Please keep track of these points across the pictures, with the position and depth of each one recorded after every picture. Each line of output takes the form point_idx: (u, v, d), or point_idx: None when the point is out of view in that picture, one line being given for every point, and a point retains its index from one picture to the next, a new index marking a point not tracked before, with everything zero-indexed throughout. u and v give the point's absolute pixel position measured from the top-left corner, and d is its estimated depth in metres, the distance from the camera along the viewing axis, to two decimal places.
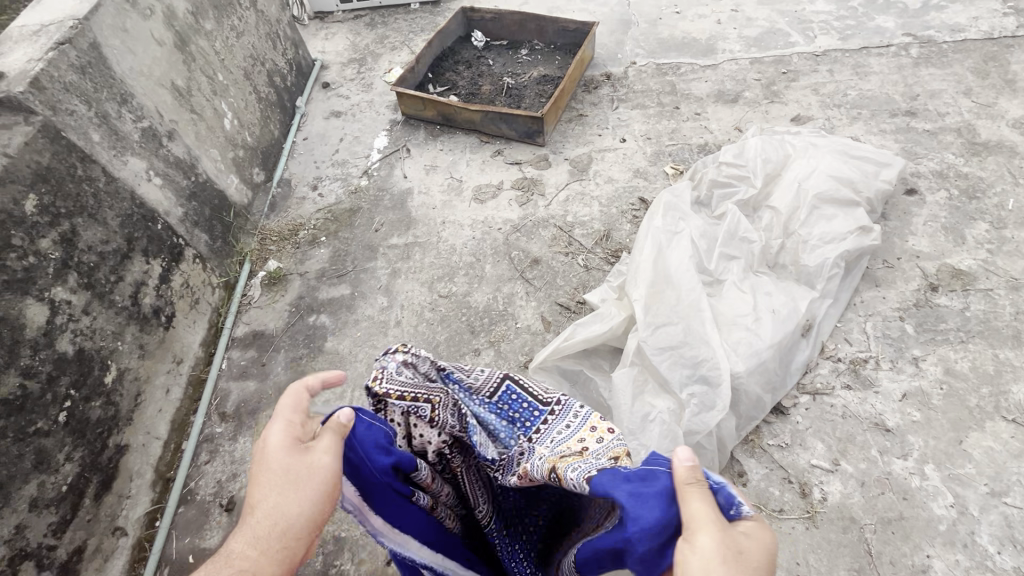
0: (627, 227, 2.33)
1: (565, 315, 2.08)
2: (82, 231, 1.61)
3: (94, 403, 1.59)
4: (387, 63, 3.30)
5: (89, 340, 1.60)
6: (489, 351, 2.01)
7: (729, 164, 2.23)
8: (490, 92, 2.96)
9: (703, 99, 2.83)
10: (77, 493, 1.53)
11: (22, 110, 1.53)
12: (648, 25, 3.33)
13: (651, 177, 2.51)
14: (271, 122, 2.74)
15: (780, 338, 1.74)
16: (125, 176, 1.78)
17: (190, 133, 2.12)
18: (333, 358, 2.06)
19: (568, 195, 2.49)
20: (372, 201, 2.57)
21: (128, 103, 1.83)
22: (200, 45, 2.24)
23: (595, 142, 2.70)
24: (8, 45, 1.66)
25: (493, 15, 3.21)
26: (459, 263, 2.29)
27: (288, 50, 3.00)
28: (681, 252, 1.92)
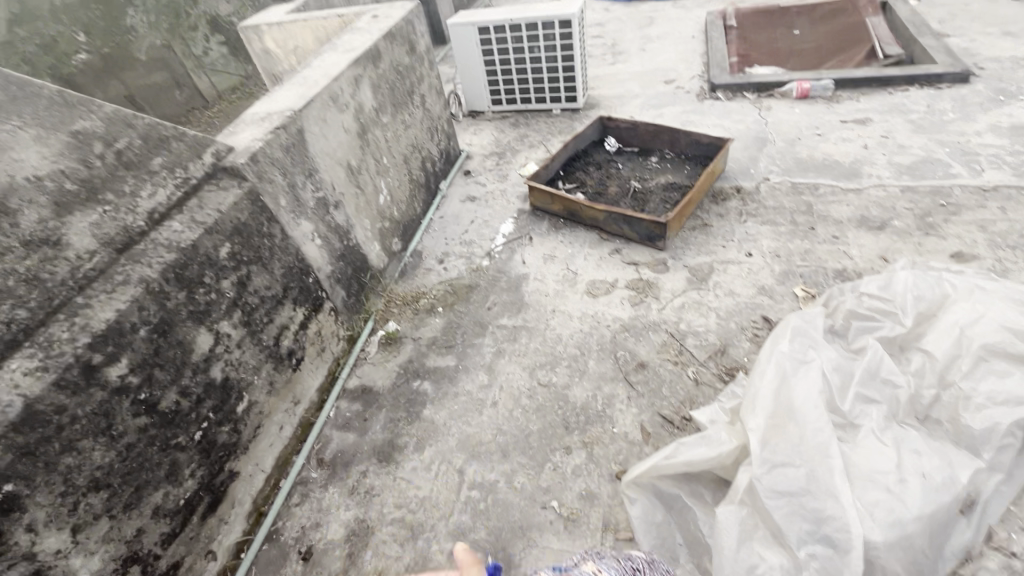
0: (746, 345, 2.20)
1: (667, 429, 1.96)
2: (254, 276, 1.89)
3: (223, 427, 1.78)
4: (524, 158, 3.62)
5: (234, 371, 1.82)
6: (581, 452, 1.94)
7: (873, 296, 2.05)
8: (616, 193, 3.09)
9: (843, 223, 2.68)
10: (189, 509, 1.67)
11: (238, 176, 1.86)
12: (785, 145, 3.31)
13: (777, 296, 2.38)
14: (416, 200, 3.10)
15: (932, 510, 1.46)
16: (296, 235, 2.09)
17: (352, 204, 2.46)
18: (428, 426, 2.11)
19: (684, 302, 2.43)
20: (490, 281, 2.73)
21: (312, 177, 2.19)
22: (375, 134, 2.65)
23: (718, 253, 2.65)
24: (241, 126, 2.10)
25: (628, 125, 3.42)
26: (563, 354, 2.29)
27: (442, 141, 3.42)
28: (810, 383, 1.74)
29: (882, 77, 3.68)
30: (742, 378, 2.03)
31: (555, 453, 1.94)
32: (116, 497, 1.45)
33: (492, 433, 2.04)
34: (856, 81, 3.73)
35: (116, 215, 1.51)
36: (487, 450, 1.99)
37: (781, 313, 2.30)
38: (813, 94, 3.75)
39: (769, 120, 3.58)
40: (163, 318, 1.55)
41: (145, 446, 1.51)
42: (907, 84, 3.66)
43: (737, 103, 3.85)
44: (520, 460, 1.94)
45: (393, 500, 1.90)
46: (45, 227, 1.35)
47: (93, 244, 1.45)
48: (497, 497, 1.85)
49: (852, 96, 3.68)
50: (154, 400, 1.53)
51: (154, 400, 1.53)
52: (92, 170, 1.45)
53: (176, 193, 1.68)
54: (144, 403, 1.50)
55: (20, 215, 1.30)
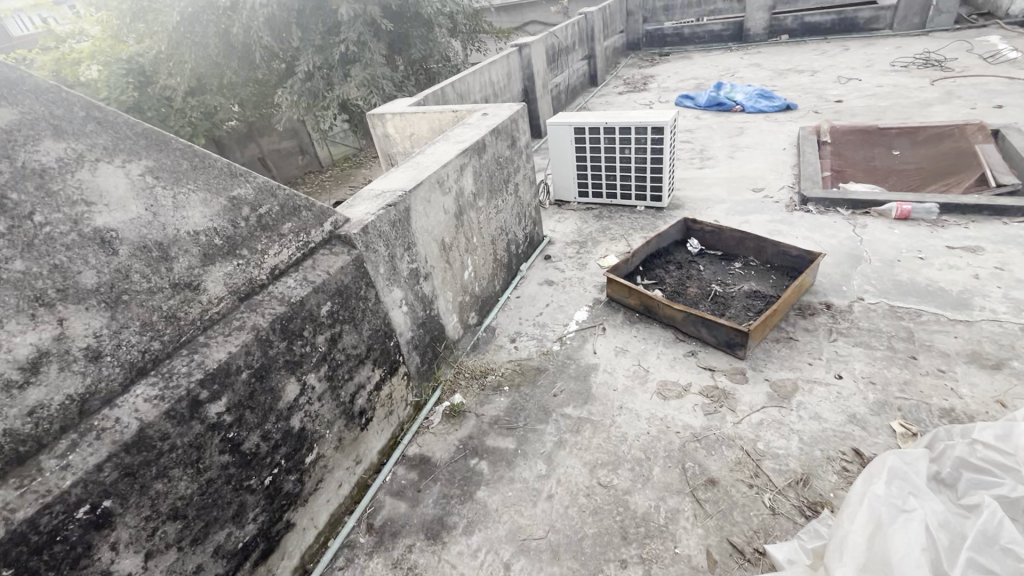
0: (833, 478, 2.00)
1: (736, 560, 1.78)
2: (344, 335, 2.03)
3: (290, 476, 1.84)
4: (604, 249, 3.72)
5: (311, 423, 1.92)
6: (637, 568, 1.80)
7: (990, 446, 1.81)
8: (696, 294, 3.06)
9: (950, 356, 2.46)
10: (244, 554, 1.71)
11: (348, 244, 2.06)
12: (882, 265, 3.17)
13: (871, 428, 2.17)
14: (496, 278, 3.24)
15: None
16: (387, 301, 2.25)
17: (439, 277, 2.62)
18: (480, 509, 2.06)
19: (762, 418, 2.29)
20: (559, 366, 2.73)
21: (410, 250, 2.38)
22: (470, 216, 2.87)
23: (804, 371, 2.50)
24: (358, 200, 2.36)
25: (713, 228, 3.44)
26: (627, 455, 2.20)
27: (528, 226, 3.62)
28: (911, 538, 1.53)
29: (996, 206, 3.48)
30: (827, 518, 1.83)
31: (609, 565, 1.82)
32: (187, 529, 1.52)
33: (545, 529, 1.96)
34: (964, 207, 3.55)
35: (246, 268, 1.71)
36: (537, 547, 1.90)
37: (875, 447, 2.09)
38: (915, 216, 3.61)
39: (864, 238, 3.46)
40: (263, 364, 1.70)
41: (222, 484, 1.60)
42: None
43: (829, 217, 3.78)
44: (571, 565, 1.83)
45: None
46: (191, 272, 1.55)
47: (223, 291, 1.64)
48: None
49: (960, 222, 3.50)
50: (239, 440, 1.64)
51: (239, 440, 1.64)
52: (237, 229, 1.68)
53: (296, 254, 1.90)
54: (230, 442, 1.61)
55: (175, 260, 1.51)
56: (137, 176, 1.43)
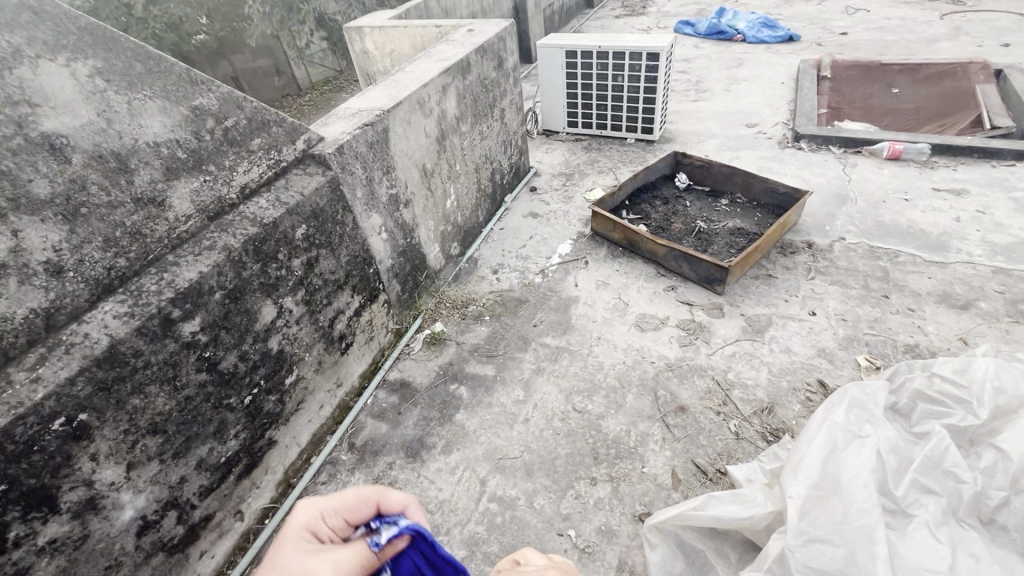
0: (796, 406, 2.09)
1: (698, 479, 1.89)
2: (321, 260, 2.00)
3: (270, 396, 1.87)
4: (591, 183, 3.64)
5: (290, 346, 1.92)
6: (606, 485, 1.90)
7: (946, 378, 1.90)
8: (680, 230, 3.05)
9: (921, 296, 2.52)
10: (228, 467, 1.76)
11: (323, 165, 1.98)
12: (867, 205, 3.16)
13: (837, 361, 2.26)
14: (480, 209, 3.18)
15: None
16: (366, 227, 2.20)
17: (420, 205, 2.56)
18: (458, 431, 2.13)
19: (735, 350, 2.35)
20: (540, 298, 2.75)
21: (389, 174, 2.30)
22: (453, 141, 2.76)
23: (779, 307, 2.55)
24: (334, 119, 2.24)
25: (702, 163, 3.38)
26: (602, 382, 2.27)
27: (514, 155, 3.50)
28: (862, 460, 1.63)
29: (987, 149, 3.44)
30: (786, 442, 1.93)
31: (579, 482, 1.92)
32: (168, 443, 1.55)
33: (520, 450, 2.04)
34: (956, 148, 3.51)
35: (213, 186, 1.64)
36: (511, 466, 1.99)
37: (839, 379, 2.18)
38: (905, 156, 3.56)
39: (853, 177, 3.43)
40: (237, 285, 1.67)
41: (201, 401, 1.62)
42: (1014, 159, 3.41)
43: (820, 156, 3.72)
44: (543, 482, 1.93)
45: (414, 497, 1.93)
46: (155, 187, 1.48)
47: (190, 209, 1.58)
48: (515, 514, 1.85)
49: (949, 164, 3.47)
50: (216, 359, 1.64)
51: (215, 360, 1.64)
52: (201, 142, 1.59)
53: (267, 173, 1.82)
54: (207, 361, 1.61)
55: (136, 173, 1.43)
56: (85, 78, 1.32)
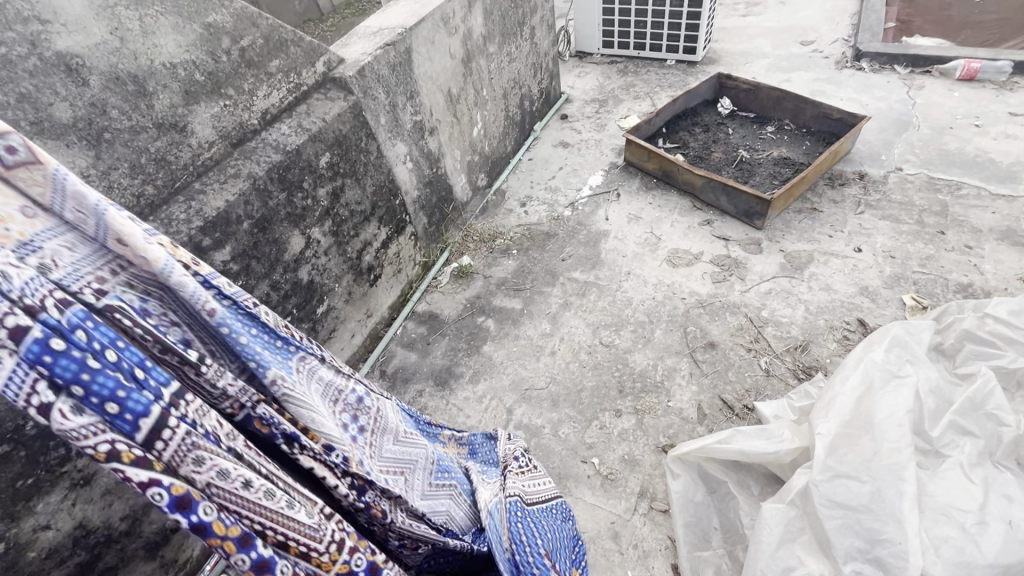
0: (832, 345, 2.03)
1: (725, 414, 1.89)
2: (347, 190, 1.97)
3: (303, 325, 1.92)
4: (626, 109, 3.42)
5: (319, 276, 1.94)
6: (630, 417, 1.92)
7: (1000, 319, 1.78)
8: (720, 160, 2.87)
9: (982, 232, 2.33)
10: None
11: (345, 89, 1.90)
12: (931, 132, 2.88)
13: (881, 300, 2.15)
14: (508, 138, 3.05)
15: (1012, 562, 1.30)
16: (390, 156, 2.14)
17: (445, 132, 2.47)
18: (485, 362, 2.17)
19: (771, 288, 2.27)
20: (569, 232, 2.67)
21: (413, 99, 2.20)
22: (480, 63, 2.60)
23: (822, 242, 2.42)
24: (354, 38, 2.11)
25: (748, 86, 3.11)
26: (631, 318, 2.24)
27: (544, 79, 3.30)
28: (899, 399, 1.58)
29: None
30: (819, 380, 1.89)
31: (604, 413, 1.95)
32: None
33: (546, 381, 2.07)
34: None
35: (234, 111, 1.59)
36: (538, 396, 2.03)
37: (881, 318, 2.09)
38: (981, 76, 3.19)
39: (917, 101, 3.11)
40: (264, 215, 1.66)
41: None
42: None
43: (882, 77, 3.37)
44: (569, 413, 1.96)
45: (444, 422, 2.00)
46: (175, 112, 1.44)
47: (213, 135, 1.55)
48: (541, 442, 1.90)
49: None
50: (248, 288, 1.67)
51: (248, 289, 1.67)
52: (218, 64, 1.53)
53: (288, 97, 1.77)
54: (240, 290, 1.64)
55: (155, 97, 1.40)
56: None
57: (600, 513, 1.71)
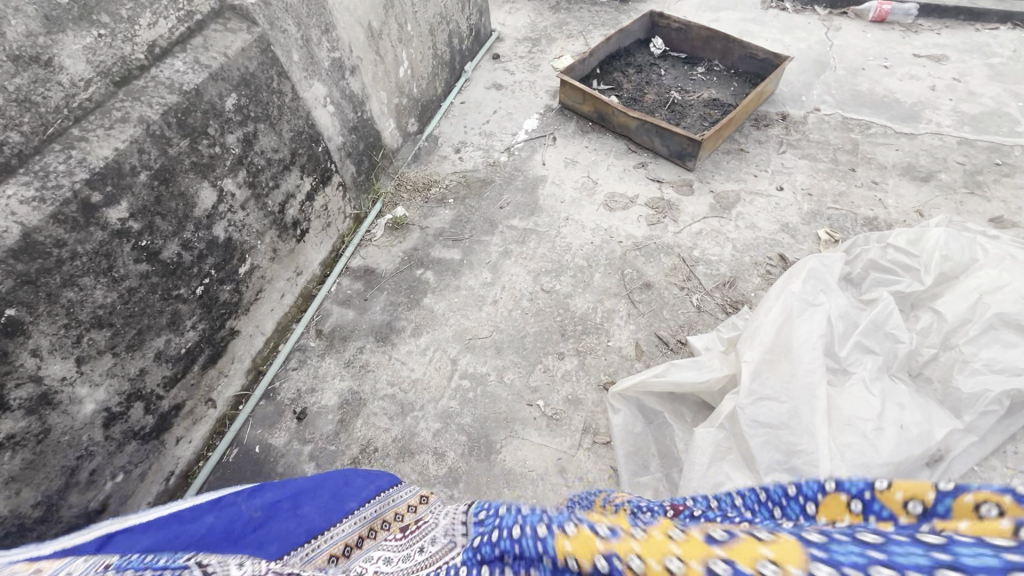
0: (756, 280, 2.15)
1: (660, 349, 1.98)
2: (261, 136, 1.78)
3: (225, 286, 1.78)
4: (560, 49, 3.31)
5: (237, 233, 1.78)
6: (572, 359, 1.97)
7: (899, 249, 1.97)
8: (653, 102, 2.87)
9: (887, 169, 2.51)
10: (191, 358, 1.71)
11: (247, 19, 1.69)
12: (846, 74, 3.01)
13: (799, 236, 2.29)
14: (437, 80, 2.89)
15: (899, 461, 1.50)
16: (308, 98, 1.95)
17: (369, 72, 2.29)
18: (427, 315, 2.12)
19: (702, 228, 2.35)
20: (505, 178, 2.61)
21: (329, 33, 2.00)
22: None
23: (748, 182, 2.52)
24: None
25: (679, 25, 3.09)
26: (570, 263, 2.26)
27: (473, 15, 3.11)
28: (812, 326, 1.72)
29: (973, 9, 3.26)
30: (744, 312, 2.01)
31: (548, 357, 1.98)
32: (120, 336, 1.47)
33: (488, 330, 2.07)
34: (941, 10, 3.31)
35: (113, 42, 1.38)
36: (481, 345, 2.03)
37: (799, 252, 2.23)
38: (891, 18, 3.34)
39: (835, 42, 3.23)
40: (164, 164, 1.48)
41: (147, 293, 1.51)
42: (999, 22, 3.25)
43: (804, 17, 3.45)
44: (513, 358, 1.98)
45: (387, 378, 1.96)
46: (35, 42, 1.22)
47: (88, 71, 1.34)
48: (486, 389, 1.91)
49: (933, 27, 3.28)
50: (156, 249, 1.51)
51: (155, 249, 1.51)
52: None
53: (179, 27, 1.55)
54: (145, 250, 1.48)
55: (6, 23, 1.17)
56: None
57: (547, 452, 1.76)
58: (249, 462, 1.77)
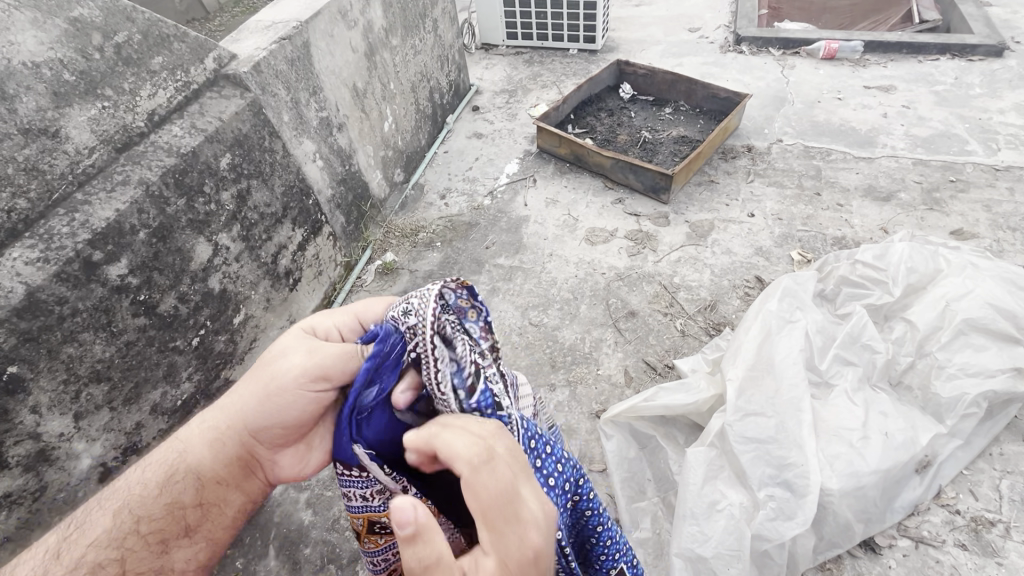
0: (736, 302, 2.23)
1: (648, 375, 2.03)
2: (254, 192, 1.88)
3: (220, 337, 1.82)
4: (535, 99, 3.52)
5: (232, 284, 1.84)
6: (564, 390, 2.01)
7: (868, 264, 2.05)
8: (626, 141, 3.04)
9: (850, 191, 2.66)
10: (186, 410, 1.73)
11: (240, 86, 1.81)
12: (803, 106, 3.23)
13: (774, 258, 2.39)
14: (421, 132, 3.05)
15: (888, 467, 1.55)
16: (298, 154, 2.07)
17: (355, 128, 2.43)
18: None
19: (681, 256, 2.45)
20: (490, 220, 2.72)
21: (316, 95, 2.14)
22: (384, 57, 2.58)
23: (721, 211, 2.64)
24: (245, 34, 2.02)
25: (645, 71, 3.31)
26: (556, 297, 2.33)
27: (452, 72, 3.32)
28: (792, 342, 1.78)
29: (913, 44, 3.53)
30: (726, 334, 2.07)
31: (539, 389, 2.01)
32: (117, 390, 1.50)
33: None
34: (885, 45, 3.58)
35: (115, 113, 1.49)
36: None
37: (774, 274, 2.33)
38: (840, 55, 3.60)
39: (791, 79, 3.47)
40: (162, 223, 1.56)
41: (144, 346, 1.55)
42: (939, 53, 3.51)
43: (760, 58, 3.71)
44: None
45: None
46: (44, 116, 1.33)
47: (92, 140, 1.44)
48: None
49: (879, 61, 3.54)
50: (153, 302, 1.57)
51: (153, 303, 1.56)
52: (90, 62, 1.42)
53: (176, 97, 1.66)
54: (143, 304, 1.53)
55: (17, 100, 1.28)
56: None
57: None
58: None
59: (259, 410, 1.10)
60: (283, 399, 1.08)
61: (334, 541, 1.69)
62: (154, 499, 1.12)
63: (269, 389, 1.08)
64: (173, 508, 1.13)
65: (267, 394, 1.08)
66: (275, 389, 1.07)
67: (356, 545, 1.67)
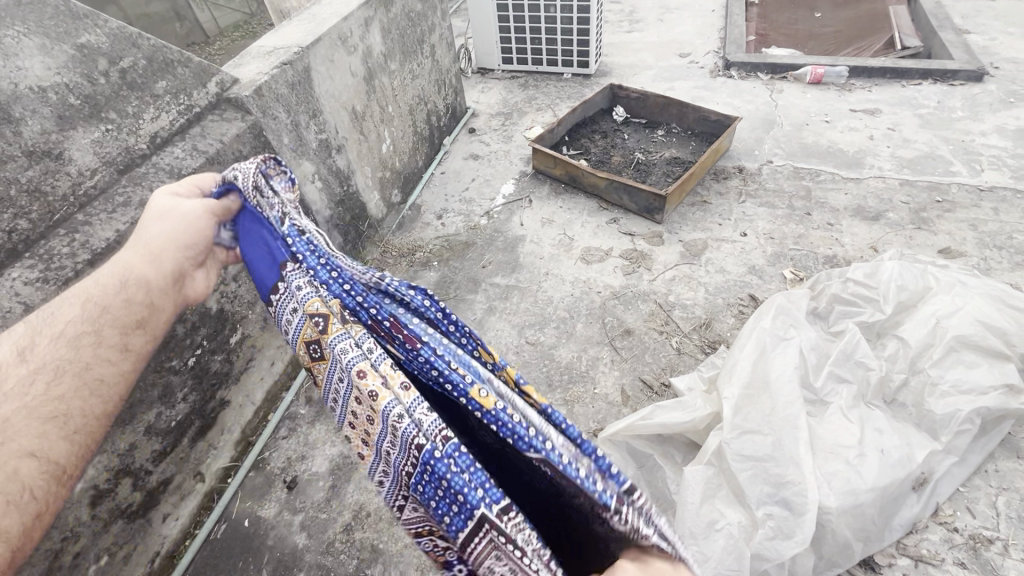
0: (731, 320, 2.25)
1: (645, 394, 2.03)
2: None
3: (216, 356, 1.82)
4: (531, 121, 3.59)
5: (229, 304, 1.84)
6: (561, 409, 2.00)
7: (858, 282, 2.08)
8: (619, 163, 3.10)
9: (839, 211, 2.71)
10: (180, 431, 1.72)
11: (242, 109, 1.84)
12: (792, 129, 3.31)
13: (767, 277, 2.42)
14: (418, 153, 3.09)
15: (885, 485, 1.55)
16: (297, 175, 2.10)
17: (354, 150, 2.47)
18: None
19: (675, 275, 2.48)
20: (486, 239, 2.75)
21: (316, 118, 2.18)
22: (382, 81, 2.63)
23: (713, 231, 2.68)
24: (247, 59, 2.06)
25: (638, 95, 3.39)
26: (552, 315, 2.34)
27: (449, 95, 3.39)
28: (787, 360, 1.80)
29: (897, 69, 3.64)
30: (721, 352, 2.08)
31: None
32: None
33: None
34: (870, 70, 3.69)
35: (118, 135, 1.51)
36: None
37: (768, 292, 2.36)
38: (826, 80, 3.71)
39: (779, 103, 3.56)
40: None
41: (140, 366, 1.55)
42: (921, 78, 3.62)
43: (749, 83, 3.81)
44: None
45: None
46: (48, 138, 1.36)
47: (94, 161, 1.46)
48: None
49: (864, 86, 3.65)
50: None
51: None
52: (95, 86, 1.46)
53: (179, 119, 1.69)
54: None
55: (22, 123, 1.31)
56: None
57: None
58: (238, 537, 1.74)
59: (166, 235, 1.11)
60: (186, 233, 1.12)
61: (329, 565, 1.66)
62: (104, 316, 1.07)
63: (178, 229, 1.11)
64: (122, 318, 1.08)
65: (177, 232, 1.11)
66: (187, 228, 1.11)
67: (351, 567, 1.64)
